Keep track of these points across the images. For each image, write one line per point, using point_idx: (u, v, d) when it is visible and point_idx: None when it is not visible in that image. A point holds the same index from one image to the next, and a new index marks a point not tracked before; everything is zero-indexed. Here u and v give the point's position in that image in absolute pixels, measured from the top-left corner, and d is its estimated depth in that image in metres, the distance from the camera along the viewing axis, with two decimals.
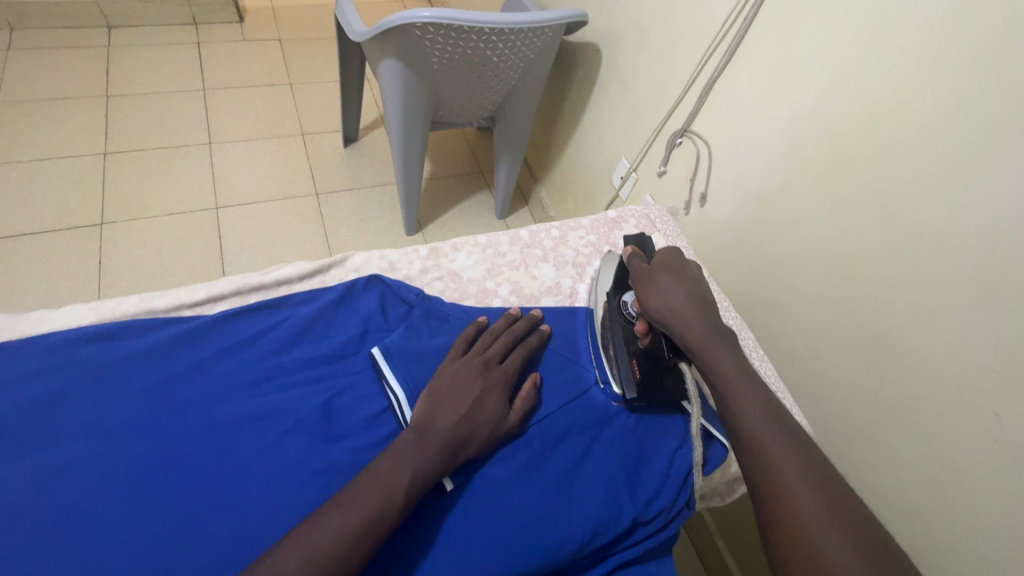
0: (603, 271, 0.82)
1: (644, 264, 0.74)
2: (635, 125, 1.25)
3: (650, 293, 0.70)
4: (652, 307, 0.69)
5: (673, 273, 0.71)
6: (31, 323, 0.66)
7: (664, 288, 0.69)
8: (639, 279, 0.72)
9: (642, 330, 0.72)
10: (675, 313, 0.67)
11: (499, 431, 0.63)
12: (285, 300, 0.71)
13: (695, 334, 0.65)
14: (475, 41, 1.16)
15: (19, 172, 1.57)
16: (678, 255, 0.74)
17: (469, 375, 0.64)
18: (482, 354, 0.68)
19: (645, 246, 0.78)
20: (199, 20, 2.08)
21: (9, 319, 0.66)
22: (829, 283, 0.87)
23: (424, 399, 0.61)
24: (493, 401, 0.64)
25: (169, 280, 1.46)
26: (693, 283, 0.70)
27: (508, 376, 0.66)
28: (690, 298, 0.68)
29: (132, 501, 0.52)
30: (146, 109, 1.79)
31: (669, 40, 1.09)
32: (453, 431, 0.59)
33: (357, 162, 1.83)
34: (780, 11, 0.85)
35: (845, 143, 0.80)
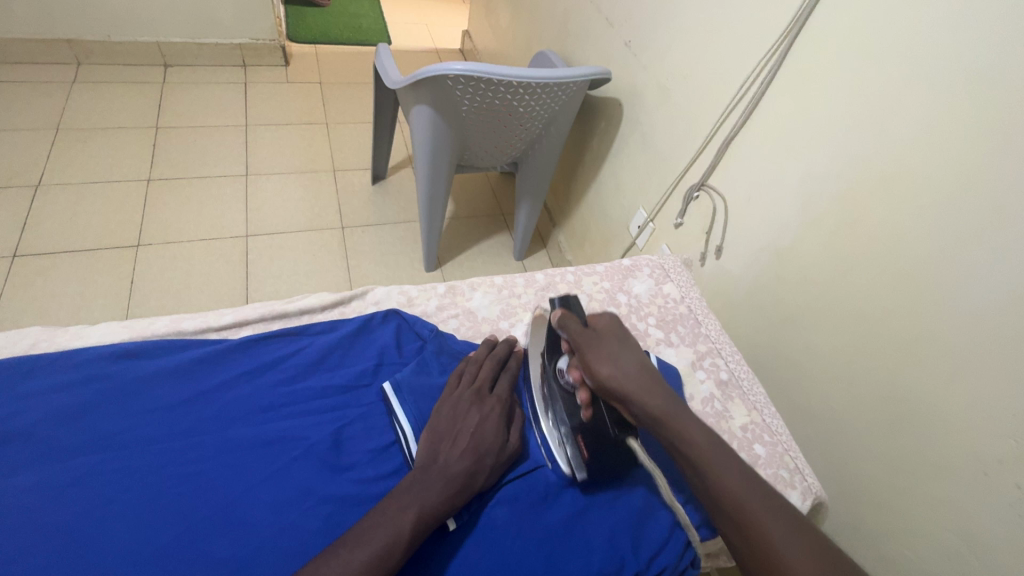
0: (533, 335, 0.78)
1: (583, 331, 0.70)
2: (654, 177, 1.29)
3: (600, 359, 0.68)
4: (606, 374, 0.66)
5: (619, 340, 0.71)
6: (68, 336, 0.69)
7: (618, 355, 0.68)
8: (586, 344, 0.69)
9: (585, 401, 0.69)
10: (631, 381, 0.66)
11: (507, 455, 0.64)
12: (306, 329, 0.73)
13: (657, 402, 0.64)
14: (504, 93, 1.23)
15: (69, 194, 1.67)
16: (616, 321, 0.73)
17: (467, 406, 0.66)
18: (475, 385, 0.69)
19: (573, 308, 0.74)
20: (248, 62, 2.24)
21: (50, 331, 0.69)
22: (845, 342, 0.86)
23: (427, 437, 0.63)
24: (493, 433, 0.64)
25: (194, 302, 1.51)
26: (636, 349, 0.70)
27: (502, 402, 0.68)
28: (640, 363, 0.68)
29: (143, 518, 0.53)
30: (191, 141, 1.91)
31: (689, 99, 1.13)
32: (460, 462, 0.60)
33: (383, 199, 1.91)
34: (796, 77, 0.89)
35: (857, 204, 0.82)
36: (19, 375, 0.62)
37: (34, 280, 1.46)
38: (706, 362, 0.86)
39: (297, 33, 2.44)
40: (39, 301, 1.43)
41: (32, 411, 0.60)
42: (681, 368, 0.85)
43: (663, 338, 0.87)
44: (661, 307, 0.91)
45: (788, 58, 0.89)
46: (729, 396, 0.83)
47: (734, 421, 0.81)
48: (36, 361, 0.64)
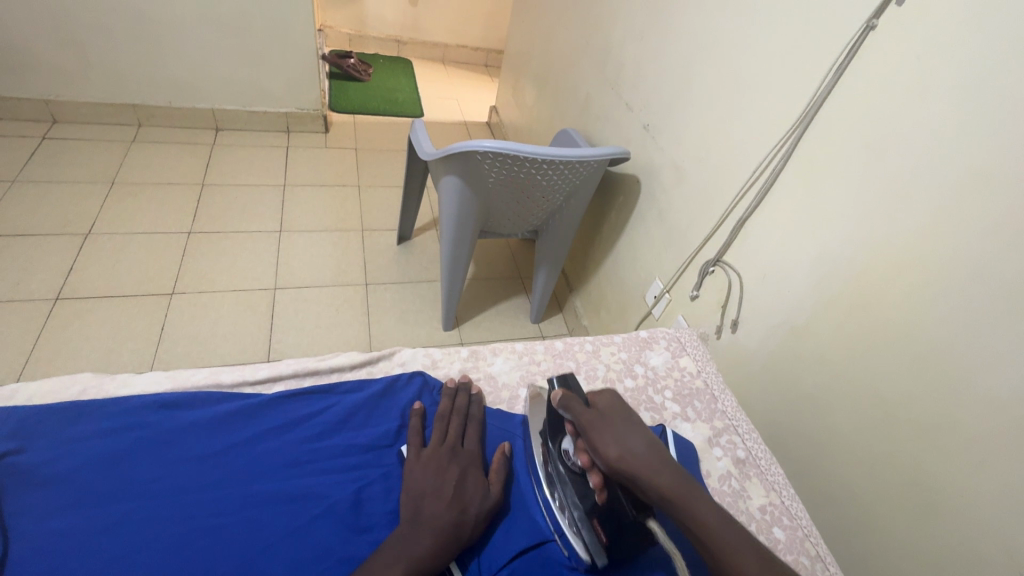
0: (535, 416, 0.79)
1: (588, 411, 0.73)
2: (670, 250, 1.33)
3: (606, 440, 0.69)
4: (614, 453, 0.68)
5: (621, 418, 0.73)
6: (115, 383, 0.72)
7: (623, 431, 0.70)
8: (590, 423, 0.71)
9: (597, 484, 0.69)
10: (640, 460, 0.67)
11: (489, 504, 0.67)
12: (335, 387, 0.76)
13: (665, 480, 0.65)
14: (529, 167, 1.31)
15: (114, 242, 1.78)
16: (616, 400, 0.76)
17: (441, 463, 0.68)
18: (444, 439, 0.72)
19: (573, 385, 0.77)
20: (291, 128, 2.42)
21: (98, 377, 0.72)
22: (864, 422, 0.86)
23: (409, 494, 0.65)
24: (470, 480, 0.68)
25: (219, 351, 1.55)
26: (639, 428, 0.72)
27: (473, 455, 0.71)
28: (646, 442, 0.70)
29: (166, 569, 0.55)
30: (232, 198, 2.04)
31: (704, 179, 1.20)
32: (446, 515, 0.62)
33: (407, 258, 1.98)
34: (806, 167, 0.94)
35: (869, 285, 0.85)
36: (66, 418, 0.66)
37: (70, 323, 1.53)
38: (723, 438, 0.86)
39: (338, 103, 2.65)
40: (74, 343, 1.49)
41: (73, 456, 0.62)
42: (697, 444, 0.84)
43: (679, 412, 0.88)
44: (677, 380, 0.92)
45: (798, 149, 0.96)
46: (747, 474, 0.82)
47: (752, 501, 0.79)
48: (82, 407, 0.67)
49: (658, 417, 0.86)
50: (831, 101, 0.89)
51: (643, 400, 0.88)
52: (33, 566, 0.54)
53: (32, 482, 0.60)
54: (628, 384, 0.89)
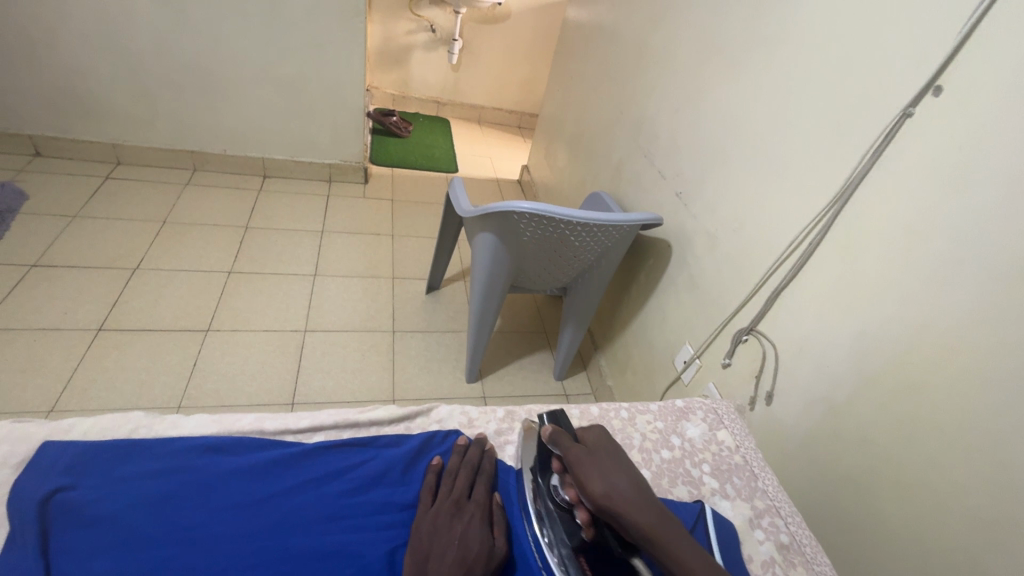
0: (524, 446, 0.81)
1: (577, 448, 0.75)
2: (701, 316, 1.33)
3: (593, 476, 0.71)
4: (598, 490, 0.70)
5: (608, 454, 0.75)
6: (164, 425, 0.74)
7: (609, 467, 0.73)
8: (577, 458, 0.74)
9: (583, 520, 0.71)
10: (625, 497, 0.70)
11: (496, 560, 0.66)
12: (374, 441, 0.77)
13: (647, 518, 0.68)
14: (563, 229, 1.36)
15: (159, 278, 1.86)
16: (605, 435, 0.78)
17: (446, 518, 0.69)
18: (452, 494, 0.72)
19: (564, 424, 0.81)
20: (333, 178, 2.55)
21: (148, 417, 0.75)
22: (913, 511, 0.81)
23: (414, 554, 0.65)
24: (474, 533, 0.68)
25: (246, 390, 1.57)
26: (625, 464, 0.74)
27: (481, 508, 0.72)
28: (631, 480, 0.72)
29: None
30: (272, 241, 2.13)
31: (737, 249, 1.21)
32: (450, 573, 0.62)
33: (435, 308, 2.02)
34: (844, 243, 0.95)
35: (915, 367, 0.83)
36: (118, 458, 0.68)
37: (109, 354, 1.58)
38: (765, 520, 0.82)
39: (378, 157, 2.80)
40: (110, 374, 1.53)
41: (122, 497, 0.65)
42: (738, 524, 0.81)
43: (718, 488, 0.85)
44: (716, 455, 0.90)
45: (835, 225, 0.97)
46: (791, 562, 0.78)
47: None
48: (135, 447, 0.70)
49: (697, 493, 0.84)
50: (869, 181, 0.91)
51: (681, 473, 0.86)
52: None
53: (79, 521, 0.62)
54: (664, 455, 0.87)
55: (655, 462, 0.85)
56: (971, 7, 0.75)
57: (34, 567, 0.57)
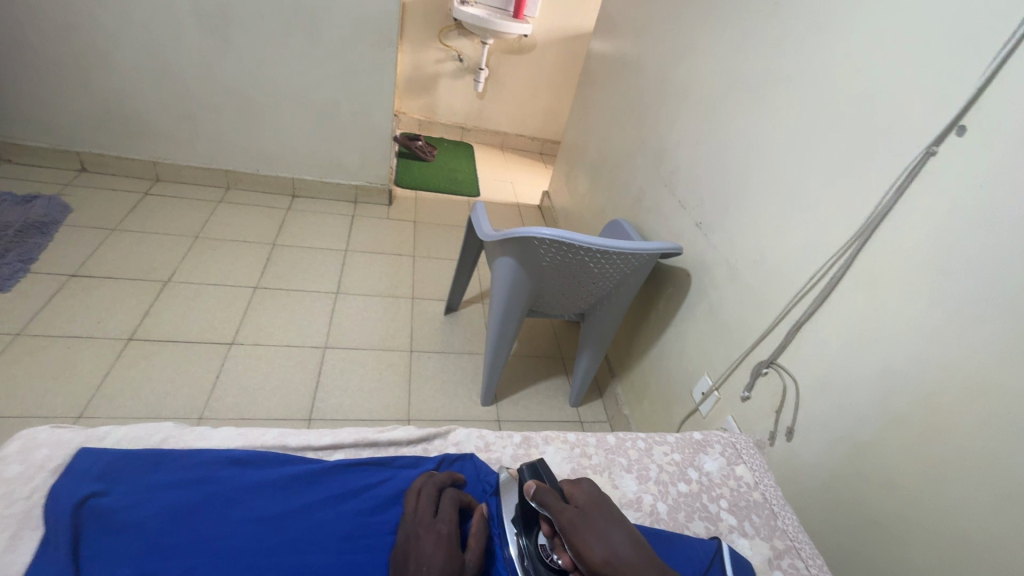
0: (507, 503, 0.77)
1: (567, 508, 0.69)
2: (721, 348, 1.32)
3: (588, 541, 0.65)
4: (600, 557, 0.63)
5: (601, 511, 0.69)
6: (194, 437, 0.77)
7: (607, 528, 0.67)
8: (569, 521, 0.68)
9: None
10: (626, 561, 0.63)
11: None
12: (391, 461, 0.79)
13: None
14: (582, 256, 1.37)
15: (188, 291, 1.92)
16: (594, 490, 0.73)
17: (416, 539, 0.67)
18: (418, 513, 0.70)
19: (546, 478, 0.75)
20: (359, 199, 2.62)
21: (180, 428, 0.78)
22: (942, 559, 0.78)
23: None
24: (442, 548, 0.65)
25: (265, 405, 1.59)
26: (620, 523, 0.68)
27: (450, 524, 0.69)
28: (629, 540, 0.66)
29: None
30: (298, 259, 2.19)
31: (757, 281, 1.21)
32: None
33: (452, 329, 2.04)
34: (866, 279, 0.95)
35: (943, 407, 0.81)
36: (149, 466, 0.71)
37: (137, 363, 1.63)
38: (784, 560, 0.80)
39: (403, 179, 2.88)
40: (136, 384, 1.57)
41: (150, 505, 0.67)
42: (756, 563, 0.79)
43: (735, 525, 0.83)
44: (733, 490, 0.88)
45: (858, 260, 0.97)
46: None
47: None
48: (165, 457, 0.72)
49: (714, 529, 0.82)
50: (890, 219, 0.92)
51: (698, 508, 0.84)
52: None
53: (109, 526, 0.64)
54: (681, 488, 0.86)
55: (671, 495, 0.84)
56: (993, 51, 0.76)
57: (64, 569, 0.59)
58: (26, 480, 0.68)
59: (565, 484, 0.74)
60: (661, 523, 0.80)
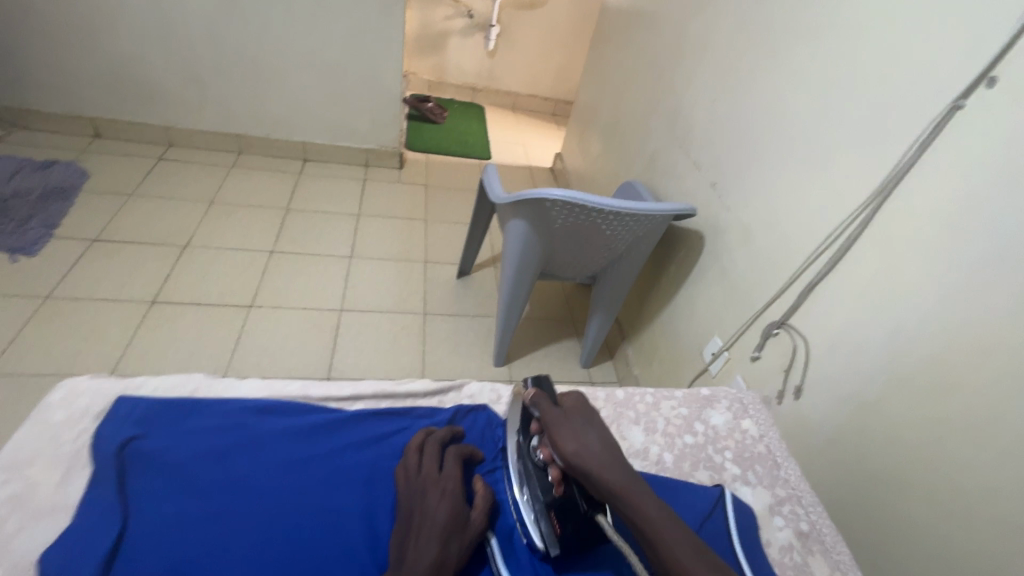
0: (510, 411, 0.85)
1: (555, 410, 0.76)
2: (732, 309, 1.32)
3: (565, 437, 0.72)
4: (568, 448, 0.70)
5: (584, 417, 0.76)
6: (221, 388, 0.81)
7: (583, 425, 0.73)
8: (553, 420, 0.74)
9: (554, 478, 0.72)
10: (596, 456, 0.69)
11: (472, 534, 0.67)
12: (409, 411, 0.83)
13: (618, 477, 0.67)
14: (595, 217, 1.36)
15: (207, 255, 1.96)
16: (583, 402, 0.79)
17: (420, 496, 0.69)
18: (421, 471, 0.72)
19: (546, 388, 0.82)
20: (370, 163, 2.61)
21: (208, 380, 0.82)
22: (941, 511, 0.80)
23: (397, 536, 0.65)
24: (446, 505, 0.67)
25: (285, 364, 1.65)
26: (599, 428, 0.75)
27: (454, 481, 0.71)
28: (604, 441, 0.72)
29: (253, 562, 0.62)
30: (311, 224, 2.21)
31: (771, 242, 1.20)
32: (426, 555, 0.61)
33: (464, 293, 2.06)
34: (882, 238, 0.94)
35: (950, 366, 0.81)
36: (182, 413, 0.75)
37: (162, 325, 1.68)
38: (785, 508, 0.83)
39: (414, 142, 2.85)
40: (162, 344, 1.63)
41: (185, 448, 0.71)
42: (758, 510, 0.82)
43: (739, 475, 0.86)
44: (739, 442, 0.91)
45: (875, 219, 0.95)
46: (810, 549, 0.79)
47: None
48: (198, 405, 0.77)
49: (718, 478, 0.85)
50: (912, 175, 0.89)
51: (703, 458, 0.87)
52: (143, 543, 0.62)
53: (149, 466, 0.69)
54: (687, 440, 0.89)
55: (678, 447, 0.87)
56: None
57: (112, 504, 0.64)
58: (71, 425, 0.73)
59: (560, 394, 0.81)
60: (668, 472, 0.83)
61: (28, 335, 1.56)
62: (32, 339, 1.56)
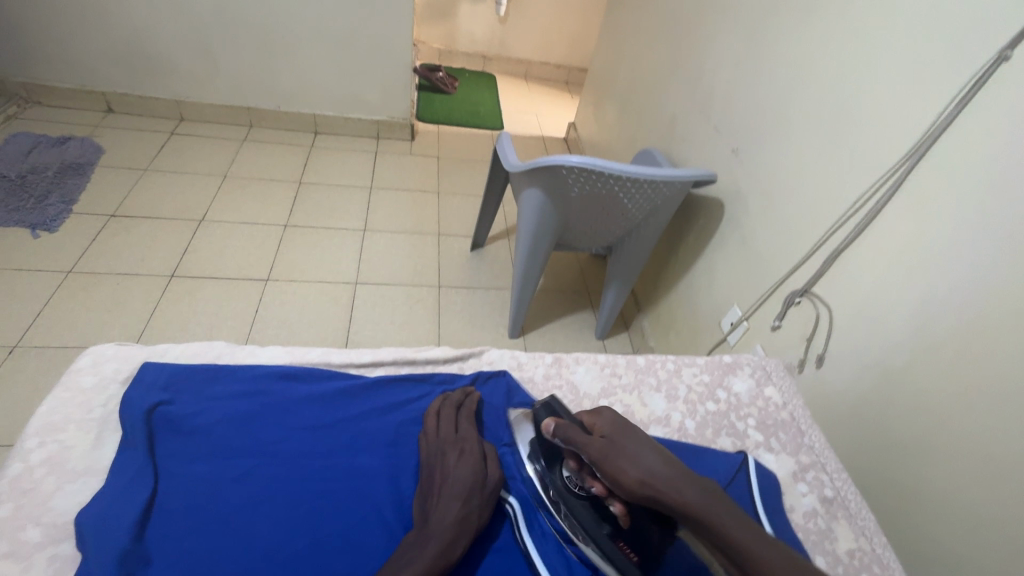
0: (523, 443, 0.77)
1: (595, 439, 0.72)
2: (753, 278, 1.29)
3: (621, 465, 0.68)
4: (637, 480, 0.66)
5: (627, 436, 0.72)
6: (243, 354, 0.82)
7: (636, 447, 0.70)
8: (597, 452, 0.70)
9: (619, 510, 0.69)
10: (660, 479, 0.66)
11: (490, 490, 0.69)
12: (430, 377, 0.83)
13: (691, 496, 0.64)
14: (613, 185, 1.33)
15: (223, 229, 1.97)
16: (616, 417, 0.74)
17: (440, 458, 0.70)
18: (438, 436, 0.73)
19: (567, 414, 0.77)
20: (381, 135, 2.58)
21: (230, 347, 0.83)
22: (967, 479, 0.79)
23: (420, 498, 0.68)
24: (465, 465, 0.69)
25: (303, 336, 1.67)
26: (648, 442, 0.71)
27: (473, 441, 0.73)
28: (660, 456, 0.69)
29: (283, 522, 0.64)
30: (324, 197, 2.20)
31: (795, 208, 1.16)
32: (449, 514, 0.63)
33: (479, 265, 2.05)
34: (915, 201, 0.90)
35: (983, 333, 0.78)
36: (206, 379, 0.76)
37: (182, 298, 1.71)
38: (809, 474, 0.83)
39: (425, 113, 2.80)
40: (183, 317, 1.66)
41: (212, 413, 0.73)
42: (781, 476, 0.82)
43: (762, 442, 0.86)
44: (761, 409, 0.90)
45: (908, 180, 0.91)
46: (834, 515, 0.79)
47: (839, 544, 0.76)
48: (221, 371, 0.78)
49: (740, 444, 0.85)
50: (949, 134, 0.85)
51: (725, 425, 0.87)
52: (177, 502, 0.64)
53: (178, 429, 0.71)
54: (709, 407, 0.88)
55: (699, 413, 0.87)
56: None
57: (143, 466, 0.66)
58: (99, 390, 0.75)
59: (587, 419, 0.76)
60: (690, 438, 0.83)
61: (54, 309, 1.60)
62: (57, 312, 1.59)
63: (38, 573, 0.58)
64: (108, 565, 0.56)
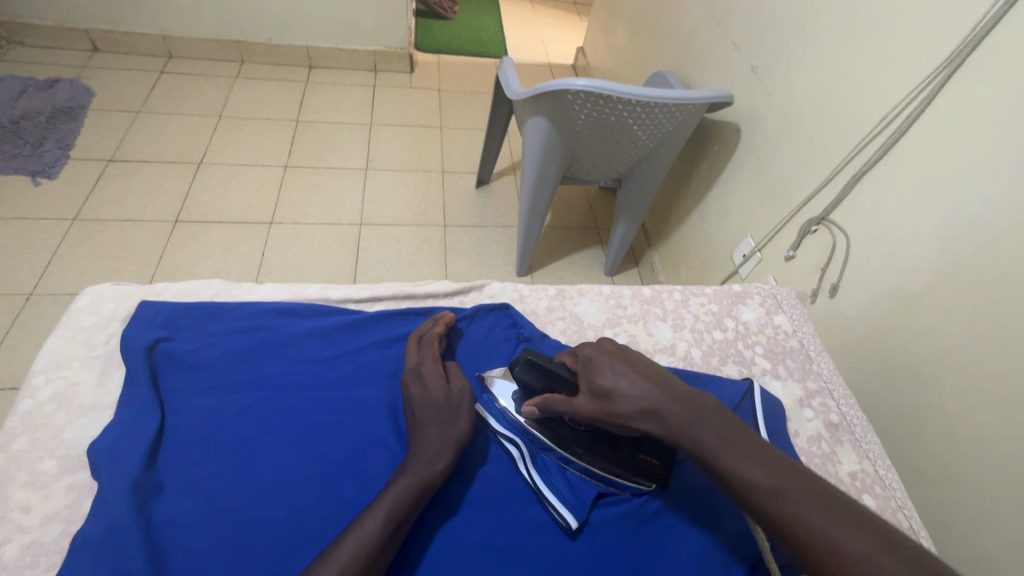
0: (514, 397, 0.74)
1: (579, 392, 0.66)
2: (768, 206, 1.24)
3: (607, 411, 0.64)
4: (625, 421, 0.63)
5: (608, 369, 0.66)
6: (243, 292, 0.82)
7: (614, 384, 0.64)
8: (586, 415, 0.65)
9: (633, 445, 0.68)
10: (644, 418, 0.62)
11: (462, 402, 0.70)
12: (431, 311, 0.82)
13: (675, 431, 0.60)
14: (620, 111, 1.25)
15: (224, 172, 1.93)
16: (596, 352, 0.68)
17: (412, 386, 0.71)
18: (409, 370, 0.74)
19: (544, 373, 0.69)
20: (378, 67, 2.45)
21: (230, 285, 0.83)
22: (980, 402, 0.78)
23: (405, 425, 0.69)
24: (433, 390, 0.69)
25: (312, 278, 1.68)
26: (630, 374, 0.64)
27: (437, 365, 0.73)
28: (642, 391, 0.63)
29: (291, 452, 0.66)
30: (324, 136, 2.13)
31: (816, 130, 1.09)
32: (428, 439, 0.65)
33: (485, 202, 2.00)
34: (948, 115, 0.83)
35: (1011, 255, 0.74)
36: (206, 317, 0.76)
37: (189, 243, 1.71)
38: (815, 401, 0.83)
39: (424, 42, 2.64)
40: (192, 261, 1.66)
41: (215, 349, 0.73)
42: (787, 403, 0.82)
43: (769, 369, 0.85)
44: (770, 337, 0.89)
45: (941, 93, 0.84)
46: (838, 439, 0.79)
47: (841, 466, 0.77)
48: (221, 308, 0.77)
49: (747, 371, 0.84)
50: (995, 36, 0.76)
51: (732, 352, 0.86)
52: (186, 435, 0.66)
53: (182, 365, 0.72)
54: (716, 336, 0.87)
55: (706, 342, 0.86)
56: None
57: (151, 400, 0.67)
58: (101, 329, 0.75)
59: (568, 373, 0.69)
60: (695, 366, 0.83)
61: (64, 257, 1.61)
62: (68, 260, 1.60)
63: (58, 499, 0.61)
64: (123, 493, 0.58)
